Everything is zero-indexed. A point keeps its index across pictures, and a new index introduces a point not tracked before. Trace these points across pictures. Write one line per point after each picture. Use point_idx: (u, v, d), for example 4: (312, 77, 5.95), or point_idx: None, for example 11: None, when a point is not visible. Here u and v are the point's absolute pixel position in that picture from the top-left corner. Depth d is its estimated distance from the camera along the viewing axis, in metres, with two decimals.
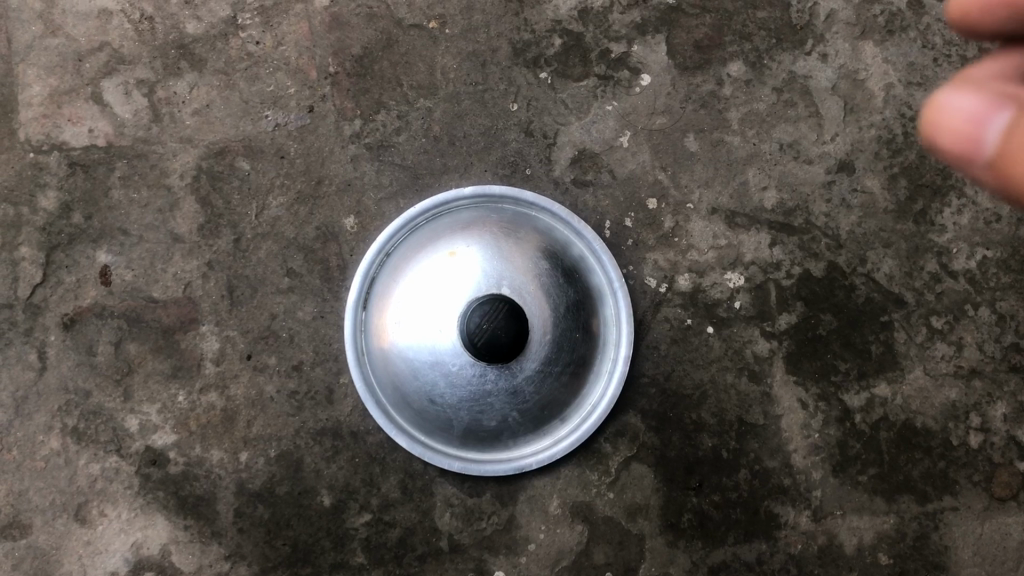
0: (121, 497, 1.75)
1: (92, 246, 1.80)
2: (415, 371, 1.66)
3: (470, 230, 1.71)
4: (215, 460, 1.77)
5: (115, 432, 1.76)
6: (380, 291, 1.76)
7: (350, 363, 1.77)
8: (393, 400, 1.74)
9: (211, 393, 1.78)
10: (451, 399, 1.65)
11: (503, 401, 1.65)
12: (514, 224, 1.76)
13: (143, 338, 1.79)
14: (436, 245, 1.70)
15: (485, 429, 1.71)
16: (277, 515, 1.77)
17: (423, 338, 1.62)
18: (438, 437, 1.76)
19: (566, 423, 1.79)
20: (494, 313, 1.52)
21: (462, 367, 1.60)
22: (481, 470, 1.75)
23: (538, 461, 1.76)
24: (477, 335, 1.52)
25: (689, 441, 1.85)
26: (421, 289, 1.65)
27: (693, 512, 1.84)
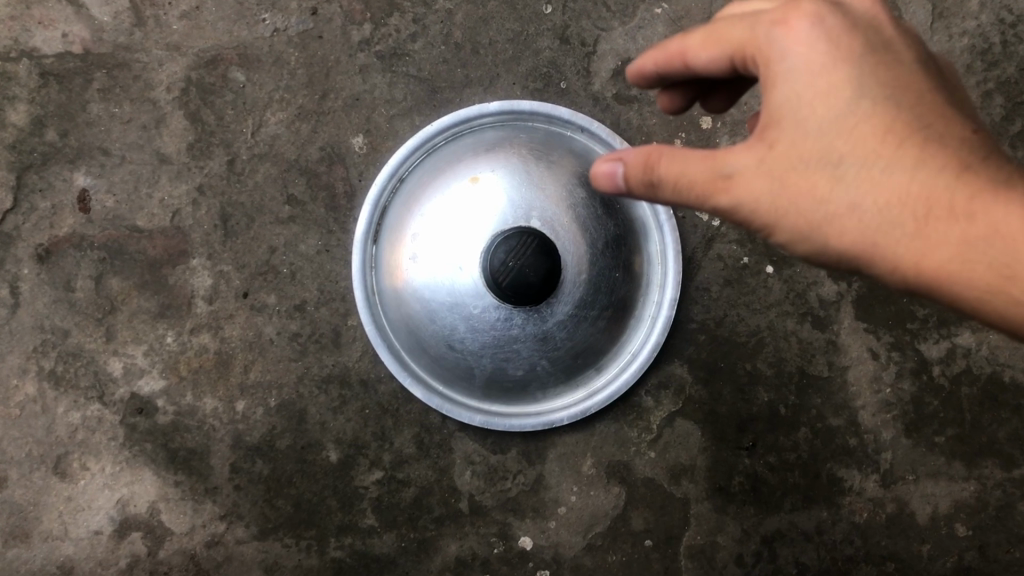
0: (105, 449, 1.57)
1: (68, 167, 1.59)
2: (430, 313, 1.46)
3: (491, 151, 1.48)
4: (209, 410, 1.58)
5: (97, 376, 1.57)
6: (392, 222, 1.54)
7: (358, 302, 1.57)
8: (409, 346, 1.54)
9: (204, 334, 1.59)
10: (471, 346, 1.45)
11: (530, 349, 1.44)
12: (544, 144, 1.52)
13: (127, 273, 1.58)
14: (454, 169, 1.47)
15: (510, 379, 1.51)
16: (278, 471, 1.59)
17: (440, 275, 1.41)
18: (458, 387, 1.56)
19: (602, 373, 1.58)
20: (521, 250, 1.31)
21: (486, 309, 1.39)
22: (507, 425, 1.55)
23: (572, 415, 1.56)
24: (502, 274, 1.32)
25: (743, 395, 1.64)
26: (439, 220, 1.43)
27: (745, 475, 1.63)
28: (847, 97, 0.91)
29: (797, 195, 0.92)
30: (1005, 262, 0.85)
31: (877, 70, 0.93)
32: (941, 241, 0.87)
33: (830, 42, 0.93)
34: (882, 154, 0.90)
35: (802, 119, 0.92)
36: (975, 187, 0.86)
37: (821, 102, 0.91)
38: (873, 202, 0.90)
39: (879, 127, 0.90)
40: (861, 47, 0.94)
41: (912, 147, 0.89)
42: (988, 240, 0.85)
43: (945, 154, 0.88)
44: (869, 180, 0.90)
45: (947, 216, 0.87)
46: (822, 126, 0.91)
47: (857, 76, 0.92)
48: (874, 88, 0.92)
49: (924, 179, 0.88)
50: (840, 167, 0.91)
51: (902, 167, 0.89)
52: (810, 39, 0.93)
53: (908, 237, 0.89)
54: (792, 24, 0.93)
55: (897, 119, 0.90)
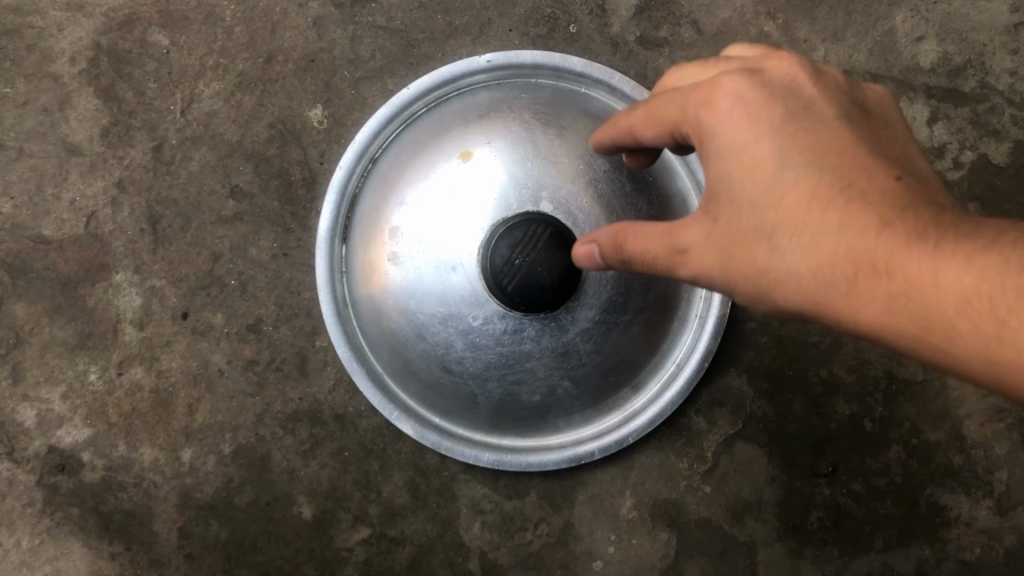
0: (19, 519, 1.25)
1: None
2: (417, 330, 1.12)
3: (485, 118, 1.13)
4: (148, 463, 1.26)
5: (3, 428, 1.25)
6: (364, 214, 1.20)
7: (326, 316, 1.22)
8: (394, 369, 1.20)
9: (135, 368, 1.26)
10: (472, 368, 1.11)
11: (547, 368, 1.09)
12: (552, 103, 1.17)
13: (34, 295, 1.25)
14: (437, 144, 1.13)
15: (522, 408, 1.16)
16: (238, 534, 1.26)
17: (426, 278, 1.07)
18: (459, 418, 1.22)
19: (641, 391, 1.22)
20: (529, 244, 0.98)
21: (489, 319, 1.05)
22: (523, 462, 1.21)
23: (605, 448, 1.21)
24: (507, 275, 0.99)
25: (818, 409, 1.30)
26: (424, 209, 1.08)
27: (824, 509, 1.30)
28: (772, 161, 0.70)
29: (739, 269, 0.72)
30: (930, 318, 0.64)
31: (808, 125, 0.72)
32: (871, 306, 0.66)
33: (756, 104, 0.73)
34: (808, 217, 0.68)
35: (734, 191, 0.72)
36: (900, 235, 0.64)
37: (747, 173, 0.71)
38: (807, 272, 0.69)
39: (806, 188, 0.69)
40: (787, 108, 0.73)
41: (841, 203, 0.67)
42: (915, 297, 0.64)
43: (873, 204, 0.66)
44: (803, 244, 0.68)
45: (872, 276, 0.65)
46: (751, 199, 0.71)
47: (784, 136, 0.71)
48: (803, 145, 0.71)
49: (850, 235, 0.66)
50: (770, 237, 0.70)
51: (831, 226, 0.67)
52: (732, 110, 0.72)
53: (844, 304, 0.67)
54: (715, 100, 0.73)
55: (828, 174, 0.69)
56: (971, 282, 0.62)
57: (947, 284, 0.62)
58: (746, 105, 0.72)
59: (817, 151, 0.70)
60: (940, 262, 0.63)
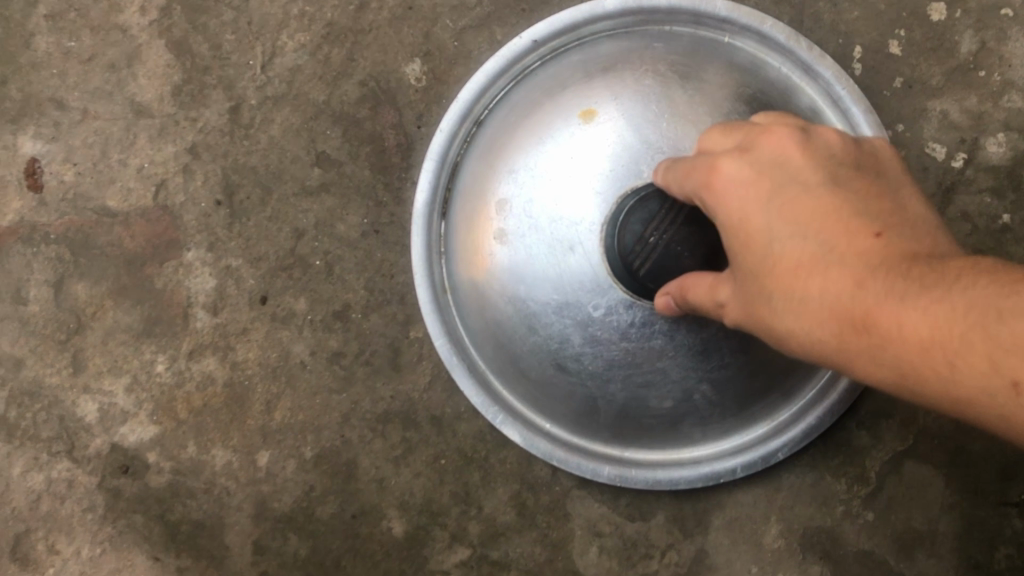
0: (78, 526, 1.11)
1: (10, 129, 1.12)
2: (524, 321, 0.89)
3: (612, 72, 0.88)
4: (220, 466, 1.11)
5: (63, 424, 1.11)
6: (467, 182, 0.97)
7: (421, 304, 1.00)
8: (497, 365, 0.98)
9: (207, 359, 1.11)
10: (591, 367, 0.87)
11: (682, 368, 0.85)
12: (694, 53, 0.91)
13: (96, 274, 1.11)
14: (556, 102, 0.89)
15: (650, 416, 0.91)
16: (320, 552, 1.10)
17: (540, 262, 0.84)
18: (576, 428, 0.97)
19: (793, 399, 0.96)
20: (667, 216, 0.74)
21: (614, 309, 0.82)
22: (652, 480, 0.96)
23: (750, 465, 0.95)
24: (639, 255, 0.75)
25: None
26: (536, 180, 0.86)
27: (1014, 544, 1.08)
28: (764, 230, 0.61)
29: (759, 329, 0.63)
30: (907, 373, 0.53)
31: (801, 191, 0.62)
32: (860, 365, 0.56)
33: (749, 176, 0.63)
34: (795, 284, 0.59)
35: (736, 260, 0.64)
36: (874, 287, 0.55)
37: (742, 244, 0.63)
38: (801, 338, 0.59)
39: (794, 256, 0.60)
40: (786, 176, 0.63)
41: (825, 266, 0.58)
42: (889, 351, 0.54)
43: (854, 265, 0.57)
44: (795, 309, 0.59)
45: (853, 334, 0.55)
46: (751, 269, 0.63)
47: (775, 204, 0.62)
48: (790, 212, 0.61)
49: (832, 296, 0.56)
50: (768, 303, 0.61)
51: (815, 290, 0.58)
52: (726, 188, 0.64)
53: (842, 364, 0.57)
54: (711, 182, 0.65)
55: (816, 239, 0.59)
56: (929, 329, 0.52)
57: (911, 335, 0.52)
58: (737, 179, 0.63)
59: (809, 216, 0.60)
60: (903, 313, 0.53)
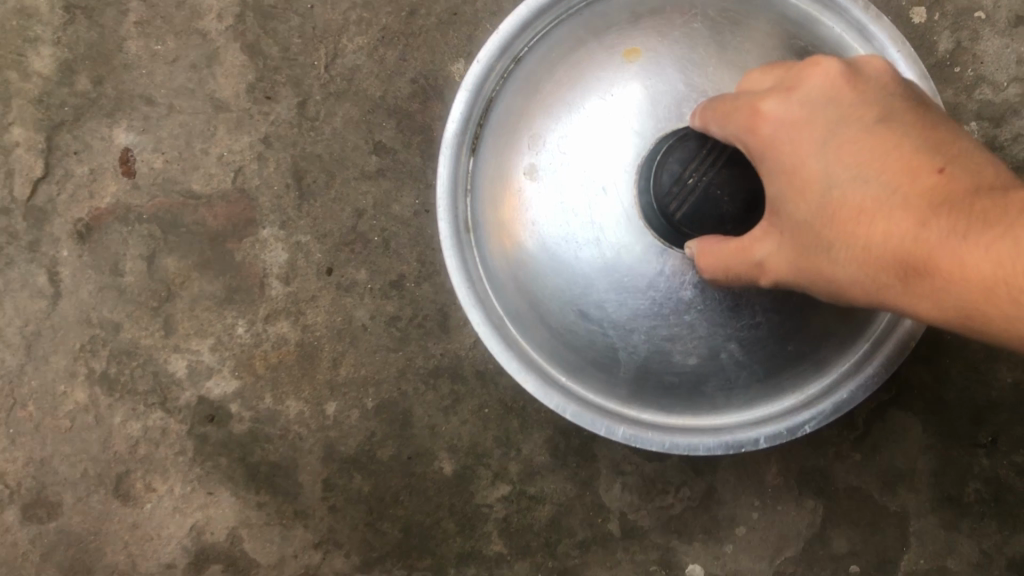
0: (172, 466, 1.29)
1: (107, 122, 1.28)
2: (546, 258, 0.78)
3: (659, 14, 0.77)
4: (294, 415, 1.28)
5: (157, 379, 1.28)
6: (503, 118, 0.84)
7: (441, 239, 0.87)
8: (518, 310, 0.85)
9: (281, 322, 1.27)
10: (615, 315, 0.75)
11: (711, 322, 0.73)
12: (748, 4, 0.78)
13: (185, 249, 1.28)
14: (599, 41, 0.78)
15: (672, 373, 0.77)
16: (381, 488, 1.28)
17: (570, 199, 0.74)
18: (593, 382, 0.83)
19: (827, 370, 0.80)
20: (709, 156, 0.65)
21: (642, 250, 0.71)
22: (665, 443, 0.80)
23: (775, 436, 0.78)
24: (676, 198, 0.66)
25: (980, 376, 1.22)
26: (573, 117, 0.75)
27: (983, 480, 1.24)
28: (817, 175, 0.59)
29: (810, 279, 0.61)
30: (973, 314, 0.53)
31: (858, 127, 0.59)
32: (925, 309, 0.55)
33: (798, 121, 0.61)
34: (855, 228, 0.57)
35: (789, 210, 0.61)
36: (937, 230, 0.53)
37: (796, 190, 0.60)
38: (868, 284, 0.57)
39: (854, 200, 0.57)
40: (835, 117, 0.60)
41: (886, 213, 0.55)
42: (953, 293, 0.53)
43: (916, 204, 0.54)
44: (856, 255, 0.57)
45: (919, 278, 0.54)
46: (803, 217, 0.60)
47: (828, 146, 0.59)
48: (847, 153, 0.58)
49: (892, 241, 0.55)
50: (831, 251, 0.59)
51: (875, 233, 0.56)
52: (777, 132, 0.61)
53: (905, 306, 0.56)
54: (758, 126, 0.61)
55: (876, 180, 0.57)
56: (993, 268, 0.51)
57: (973, 274, 0.52)
58: (785, 125, 0.61)
59: (863, 158, 0.58)
60: (965, 255, 0.52)
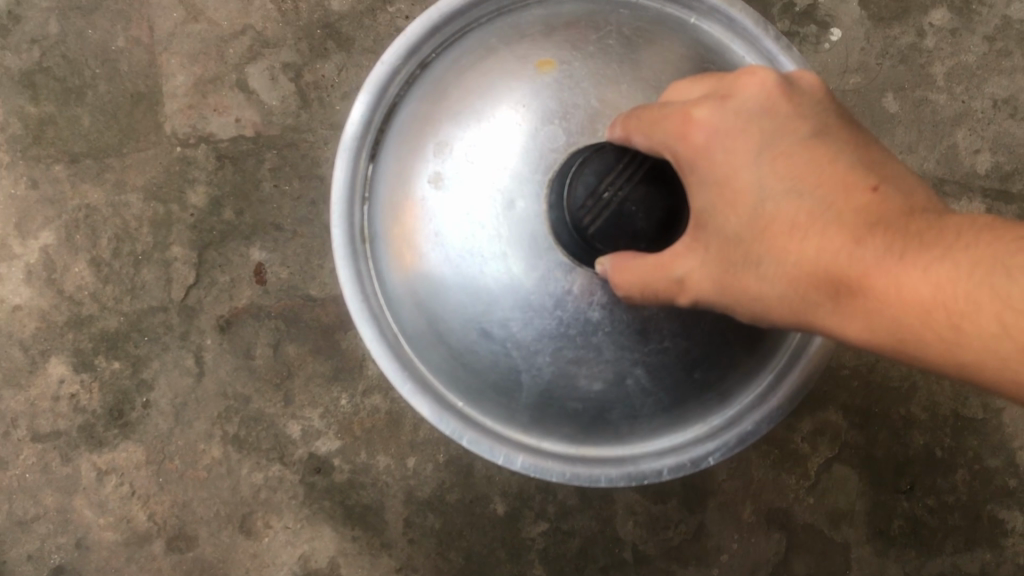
0: (286, 508, 1.67)
1: (244, 243, 1.68)
2: (461, 278, 0.87)
3: (572, 30, 0.90)
4: (382, 467, 1.66)
5: (277, 439, 1.66)
6: (401, 135, 0.96)
7: (336, 248, 0.99)
8: (424, 335, 0.96)
9: (375, 395, 1.67)
10: (519, 335, 0.86)
11: (618, 346, 0.84)
12: (659, 25, 0.93)
13: (302, 339, 1.67)
14: (511, 52, 0.90)
15: (576, 400, 0.89)
16: (449, 524, 1.66)
17: (479, 215, 0.84)
18: (491, 409, 0.96)
19: (728, 403, 0.94)
20: (623, 173, 0.73)
21: (539, 278, 0.82)
22: (568, 472, 0.92)
23: (677, 467, 0.92)
24: (590, 211, 0.74)
25: (899, 439, 1.67)
26: (479, 124, 0.86)
27: (904, 518, 1.68)
28: (753, 194, 0.70)
29: (734, 295, 0.72)
30: (907, 335, 0.65)
31: (788, 147, 0.71)
32: (854, 327, 0.67)
33: (725, 136, 0.72)
34: (790, 244, 0.68)
35: (718, 222, 0.72)
36: (872, 250, 0.64)
37: (731, 203, 0.71)
38: (797, 298, 0.68)
39: (789, 216, 0.68)
40: (761, 138, 0.72)
41: (821, 226, 0.66)
42: (883, 311, 0.65)
43: (849, 224, 0.65)
44: (786, 271, 0.68)
45: (851, 297, 0.66)
46: (736, 230, 0.71)
47: (763, 166, 0.70)
48: (782, 170, 0.70)
49: (827, 255, 0.66)
50: (758, 266, 0.70)
51: (809, 248, 0.67)
52: (710, 138, 0.72)
53: (835, 323, 0.68)
54: (690, 133, 0.72)
55: (812, 197, 0.68)
56: (929, 292, 0.64)
57: (908, 295, 0.64)
58: (716, 142, 0.72)
59: (795, 183, 0.69)
60: (901, 279, 0.64)
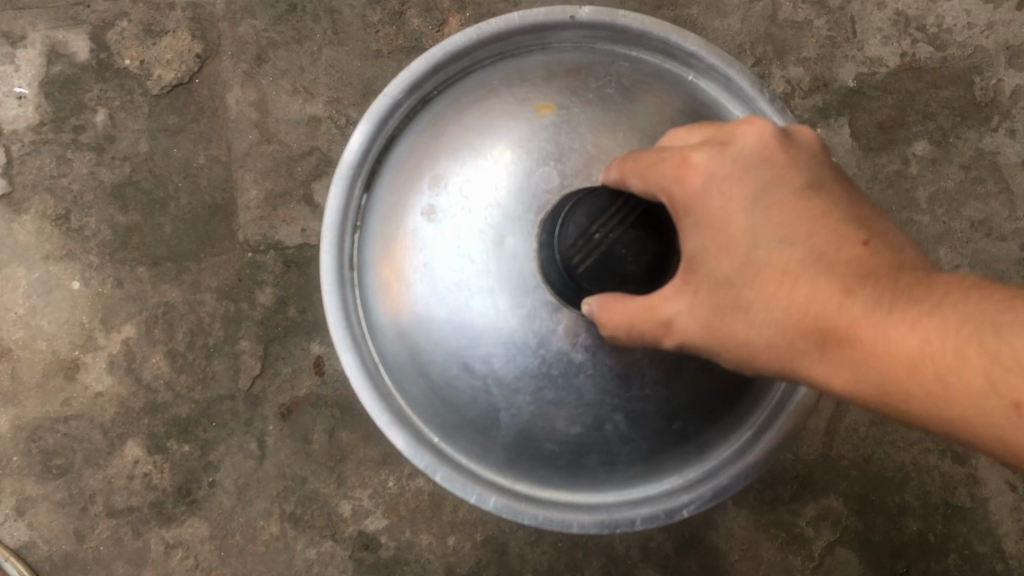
0: None
1: (306, 338, 1.88)
2: (450, 317, 0.98)
3: (573, 78, 1.03)
4: (425, 544, 1.84)
5: (330, 517, 1.84)
6: (397, 178, 1.07)
7: (327, 276, 1.11)
8: (408, 370, 1.07)
9: (419, 478, 1.84)
10: (501, 371, 0.96)
11: (599, 390, 0.94)
12: (656, 79, 1.06)
13: (356, 426, 1.85)
14: (514, 98, 1.02)
15: (553, 442, 0.99)
16: None
17: (474, 254, 0.94)
18: (468, 444, 1.06)
19: (704, 457, 1.05)
20: (614, 217, 0.83)
21: (528, 322, 0.92)
22: (540, 515, 1.01)
23: (651, 517, 1.01)
24: (580, 251, 0.83)
25: (895, 525, 1.84)
26: (477, 167, 0.97)
27: None
28: (746, 242, 0.80)
29: (720, 337, 0.82)
30: (891, 383, 0.74)
31: (779, 200, 0.80)
32: (841, 374, 0.76)
33: (724, 182, 0.81)
34: (781, 291, 0.77)
35: (709, 266, 0.81)
36: (862, 303, 0.73)
37: (725, 248, 0.80)
38: (781, 342, 0.78)
39: (782, 265, 0.78)
40: (755, 185, 0.81)
41: (811, 274, 0.76)
42: (871, 361, 0.74)
43: (840, 274, 0.75)
44: (775, 316, 0.78)
45: (840, 345, 0.75)
46: (727, 276, 0.80)
47: (757, 214, 0.80)
48: (774, 221, 0.79)
49: (817, 304, 0.75)
50: (748, 312, 0.79)
51: (799, 295, 0.76)
52: (705, 182, 0.81)
53: (816, 367, 0.77)
54: (689, 175, 0.81)
55: (803, 247, 0.78)
56: (919, 345, 0.72)
57: (898, 348, 0.73)
58: (712, 188, 0.81)
59: (787, 235, 0.79)
60: (892, 332, 0.73)
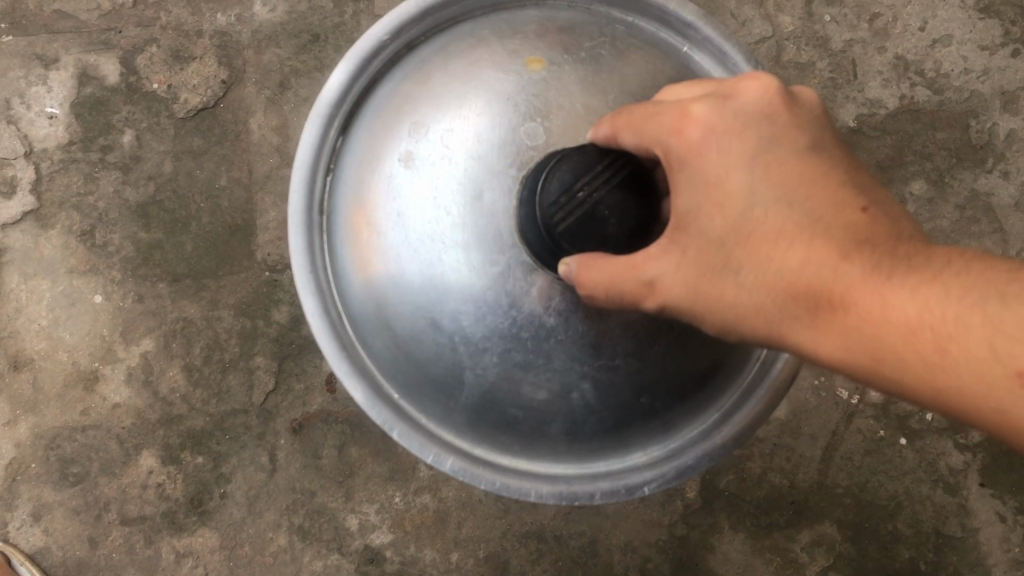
0: None
1: (319, 356, 1.94)
2: (419, 268, 0.94)
3: (566, 35, 0.99)
4: (429, 560, 1.89)
5: (337, 530, 1.89)
6: (374, 122, 1.03)
7: (296, 219, 1.07)
8: (375, 324, 1.03)
9: (425, 495, 1.89)
10: (468, 329, 0.93)
11: (568, 356, 0.91)
12: (648, 47, 1.03)
13: (365, 442, 1.91)
14: (502, 48, 0.99)
15: (518, 407, 0.97)
16: None
17: (448, 205, 0.90)
18: (431, 405, 1.03)
19: (671, 435, 1.03)
20: (600, 175, 0.78)
21: (498, 282, 0.89)
22: (498, 482, 0.99)
23: (611, 491, 0.99)
24: (562, 208, 0.79)
25: (887, 552, 1.90)
26: (454, 115, 0.94)
27: None
28: (742, 203, 0.80)
29: (705, 297, 0.82)
30: (881, 349, 0.75)
31: (779, 161, 0.81)
32: (831, 340, 0.76)
33: (721, 138, 0.81)
34: (777, 250, 0.78)
35: (701, 225, 0.81)
36: (858, 269, 0.75)
37: (720, 205, 0.80)
38: (771, 305, 0.79)
39: (777, 226, 0.79)
40: (756, 146, 0.82)
41: (807, 237, 0.77)
42: (864, 327, 0.75)
43: (837, 238, 0.76)
44: (766, 278, 0.79)
45: (832, 309, 0.76)
46: (720, 235, 0.81)
47: (756, 171, 0.80)
48: (772, 181, 0.80)
49: (811, 265, 0.76)
50: (738, 273, 0.80)
51: (795, 256, 0.77)
52: (702, 138, 0.81)
53: (804, 334, 0.78)
54: (686, 127, 0.81)
55: (799, 208, 0.79)
56: (914, 312, 0.74)
57: (894, 315, 0.74)
58: (710, 146, 0.81)
59: (784, 197, 0.79)
60: (887, 298, 0.74)
